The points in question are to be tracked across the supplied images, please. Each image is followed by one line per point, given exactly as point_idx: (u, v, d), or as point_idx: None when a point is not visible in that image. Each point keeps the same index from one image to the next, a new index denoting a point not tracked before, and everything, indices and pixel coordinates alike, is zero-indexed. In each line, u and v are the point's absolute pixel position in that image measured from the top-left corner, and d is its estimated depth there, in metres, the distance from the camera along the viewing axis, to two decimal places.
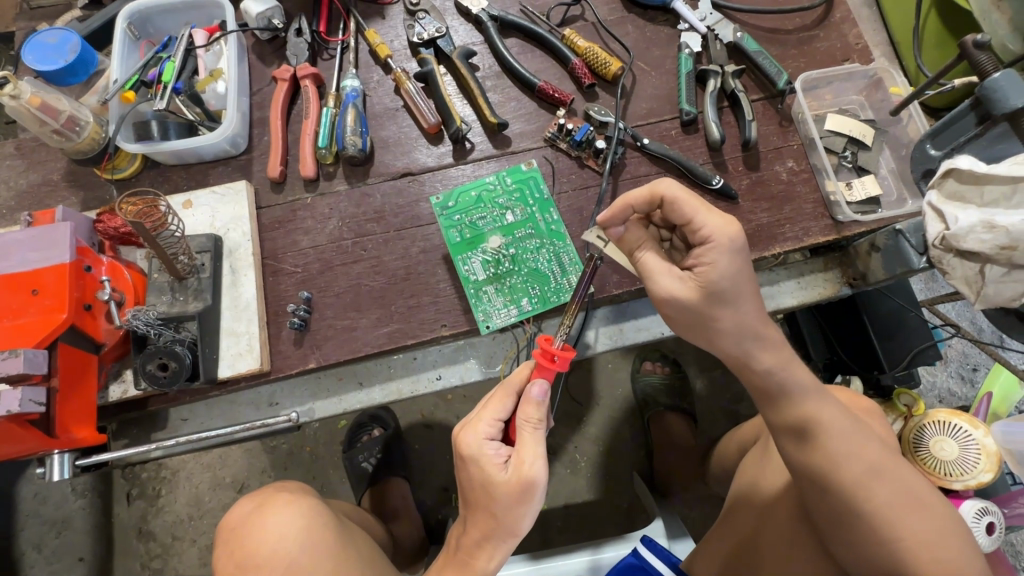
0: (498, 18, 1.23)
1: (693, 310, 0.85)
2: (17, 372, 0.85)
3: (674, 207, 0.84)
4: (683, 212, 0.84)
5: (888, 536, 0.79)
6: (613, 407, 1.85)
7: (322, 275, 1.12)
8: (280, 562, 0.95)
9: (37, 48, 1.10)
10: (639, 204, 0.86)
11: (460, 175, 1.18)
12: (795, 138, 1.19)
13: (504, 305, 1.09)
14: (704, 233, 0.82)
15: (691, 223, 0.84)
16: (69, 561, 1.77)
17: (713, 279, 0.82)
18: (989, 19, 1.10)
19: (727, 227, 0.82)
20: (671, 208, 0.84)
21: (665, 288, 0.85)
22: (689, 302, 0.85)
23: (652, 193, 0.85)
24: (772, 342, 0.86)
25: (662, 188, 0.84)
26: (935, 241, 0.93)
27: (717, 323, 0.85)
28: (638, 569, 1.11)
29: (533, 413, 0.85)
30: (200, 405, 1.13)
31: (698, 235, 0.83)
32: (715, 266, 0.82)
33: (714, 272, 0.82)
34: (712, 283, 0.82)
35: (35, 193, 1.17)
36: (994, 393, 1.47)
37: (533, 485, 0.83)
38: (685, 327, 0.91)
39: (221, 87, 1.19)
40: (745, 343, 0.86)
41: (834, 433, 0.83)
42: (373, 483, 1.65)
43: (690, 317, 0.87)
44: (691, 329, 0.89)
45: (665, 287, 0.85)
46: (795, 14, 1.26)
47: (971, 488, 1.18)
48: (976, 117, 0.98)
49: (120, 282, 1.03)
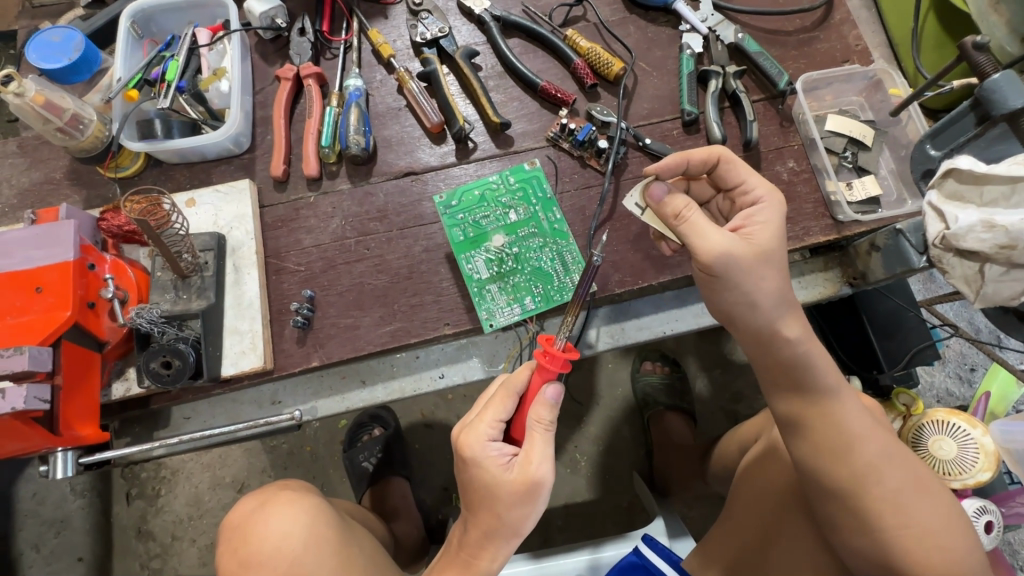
0: (501, 18, 1.24)
1: (743, 268, 0.83)
2: (21, 369, 0.85)
3: (730, 167, 0.91)
4: (737, 173, 0.91)
5: (891, 524, 0.80)
6: (613, 406, 1.86)
7: (325, 274, 1.12)
8: (283, 559, 0.95)
9: (40, 47, 1.11)
10: (695, 164, 0.91)
11: (462, 175, 1.18)
12: (795, 139, 1.19)
13: (507, 303, 1.10)
14: (757, 194, 0.90)
15: (742, 185, 0.92)
16: (67, 561, 1.77)
17: (766, 235, 0.87)
18: (987, 21, 1.11)
19: (775, 191, 0.91)
20: (726, 168, 0.92)
21: (723, 241, 0.83)
22: (742, 257, 0.83)
23: (711, 154, 0.91)
24: (766, 335, 0.86)
25: (720, 150, 0.91)
26: (934, 241, 0.95)
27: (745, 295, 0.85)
28: (640, 568, 1.11)
29: (544, 414, 0.84)
30: (203, 403, 1.13)
31: (749, 197, 0.91)
32: (767, 224, 0.88)
33: (767, 231, 0.87)
34: (763, 242, 0.86)
35: (36, 192, 1.17)
36: (991, 392, 1.49)
37: (539, 484, 0.83)
38: (717, 291, 0.87)
39: (224, 86, 1.19)
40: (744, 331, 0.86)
41: (845, 414, 0.85)
42: (373, 483, 1.65)
43: (738, 276, 0.84)
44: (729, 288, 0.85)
45: (721, 241, 0.83)
46: (795, 15, 1.27)
47: (969, 487, 1.19)
48: (975, 117, 0.99)
49: (124, 280, 1.03)
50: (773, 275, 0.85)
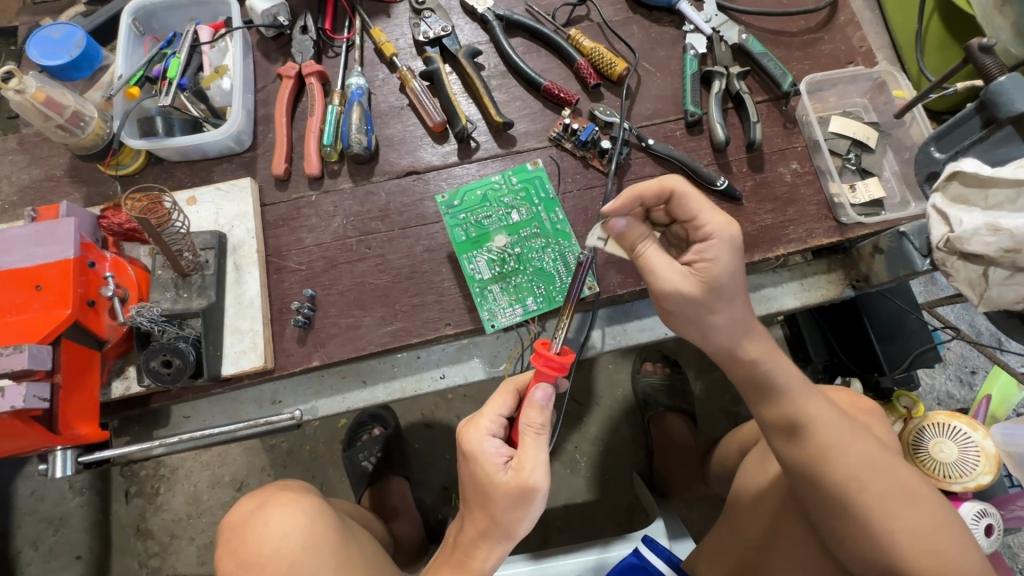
0: (504, 17, 1.23)
1: (694, 304, 0.87)
2: (21, 368, 0.85)
3: (682, 201, 0.87)
4: (690, 207, 0.88)
5: (880, 528, 0.79)
6: (614, 407, 1.86)
7: (326, 273, 1.12)
8: (284, 560, 0.95)
9: (42, 43, 1.11)
10: (648, 196, 0.87)
11: (465, 174, 1.18)
12: (799, 140, 1.19)
13: (509, 304, 1.09)
14: (709, 230, 0.87)
15: (695, 220, 0.88)
16: (65, 559, 1.76)
17: (715, 274, 0.86)
18: (992, 23, 1.11)
19: (729, 224, 0.87)
20: (679, 202, 0.88)
21: (670, 282, 0.86)
22: (691, 295, 0.87)
23: (663, 186, 0.87)
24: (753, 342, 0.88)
25: (671, 182, 0.87)
26: (938, 244, 0.94)
27: (713, 318, 0.88)
28: (639, 569, 1.11)
29: (535, 418, 0.83)
30: (203, 402, 1.12)
31: (701, 231, 0.88)
32: (718, 261, 0.87)
33: (716, 268, 0.87)
34: (713, 278, 0.86)
35: (36, 189, 1.16)
36: (993, 395, 1.50)
37: (533, 489, 0.82)
38: (674, 319, 0.92)
39: (226, 83, 1.17)
40: (731, 339, 0.89)
41: (822, 423, 0.86)
42: (372, 482, 1.65)
43: (688, 310, 0.89)
44: (689, 321, 0.90)
45: (669, 279, 0.86)
46: (800, 16, 1.27)
47: (970, 490, 1.18)
48: (981, 119, 0.99)
49: (124, 278, 1.02)
50: (724, 310, 0.88)
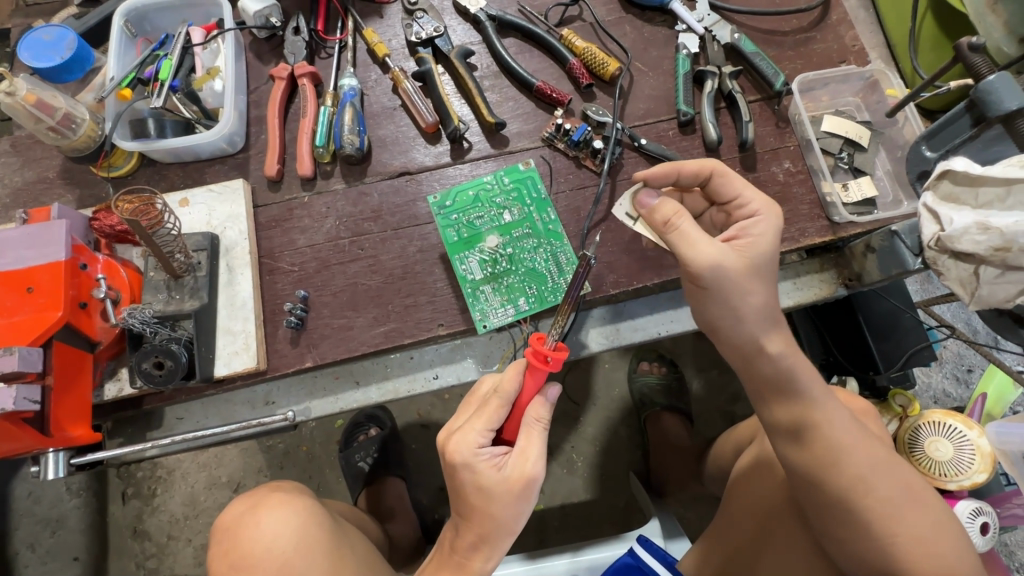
0: (496, 18, 1.24)
1: (734, 279, 0.84)
2: (11, 370, 0.84)
3: (724, 179, 0.92)
4: (732, 185, 0.92)
5: (883, 532, 0.79)
6: (610, 406, 1.86)
7: (318, 274, 1.12)
8: (274, 560, 0.95)
9: (33, 45, 1.10)
10: (686, 176, 0.93)
11: (457, 175, 1.18)
12: (792, 139, 1.19)
13: (501, 305, 1.09)
14: (754, 206, 0.91)
15: (739, 198, 0.92)
16: (62, 561, 1.76)
17: (757, 248, 0.87)
18: (984, 22, 1.10)
19: (771, 203, 0.91)
20: (720, 181, 0.92)
21: (710, 253, 0.83)
22: (735, 268, 0.84)
23: (704, 166, 0.92)
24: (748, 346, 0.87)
25: (712, 164, 0.92)
26: (929, 242, 0.95)
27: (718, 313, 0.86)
28: (634, 569, 1.12)
29: (542, 412, 0.86)
30: (196, 404, 1.12)
31: (745, 209, 0.91)
32: (762, 236, 0.88)
33: (760, 241, 0.87)
34: (758, 252, 0.87)
35: (29, 191, 1.16)
36: (989, 393, 1.51)
37: (533, 480, 0.84)
38: (707, 300, 0.86)
39: (218, 85, 1.18)
40: (734, 337, 0.87)
41: (831, 424, 0.84)
42: (369, 482, 1.65)
43: (728, 287, 0.84)
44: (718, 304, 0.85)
45: (709, 252, 0.83)
46: (792, 15, 1.27)
47: (965, 489, 1.19)
48: (972, 118, 0.98)
49: (116, 280, 1.02)
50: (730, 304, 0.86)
